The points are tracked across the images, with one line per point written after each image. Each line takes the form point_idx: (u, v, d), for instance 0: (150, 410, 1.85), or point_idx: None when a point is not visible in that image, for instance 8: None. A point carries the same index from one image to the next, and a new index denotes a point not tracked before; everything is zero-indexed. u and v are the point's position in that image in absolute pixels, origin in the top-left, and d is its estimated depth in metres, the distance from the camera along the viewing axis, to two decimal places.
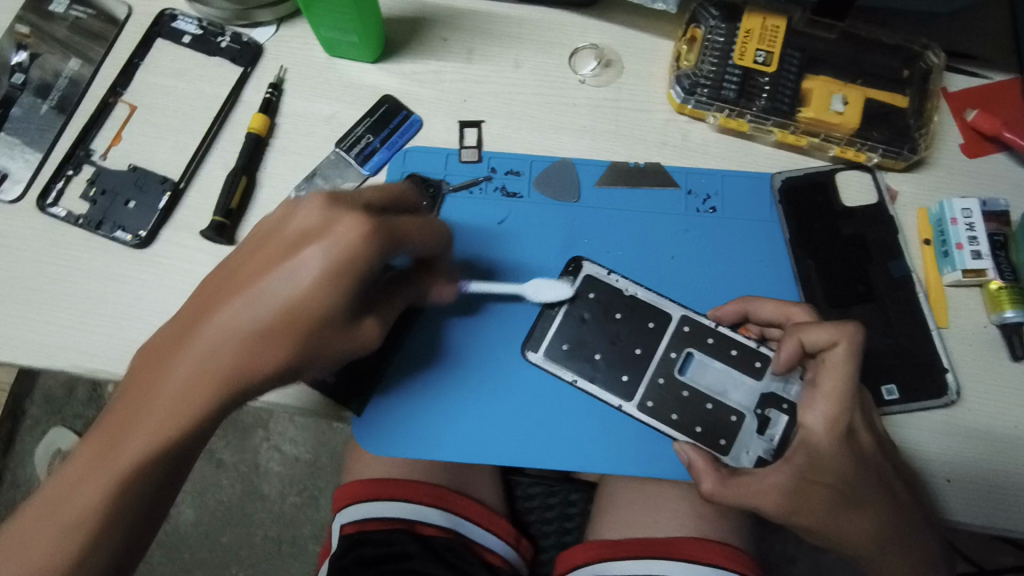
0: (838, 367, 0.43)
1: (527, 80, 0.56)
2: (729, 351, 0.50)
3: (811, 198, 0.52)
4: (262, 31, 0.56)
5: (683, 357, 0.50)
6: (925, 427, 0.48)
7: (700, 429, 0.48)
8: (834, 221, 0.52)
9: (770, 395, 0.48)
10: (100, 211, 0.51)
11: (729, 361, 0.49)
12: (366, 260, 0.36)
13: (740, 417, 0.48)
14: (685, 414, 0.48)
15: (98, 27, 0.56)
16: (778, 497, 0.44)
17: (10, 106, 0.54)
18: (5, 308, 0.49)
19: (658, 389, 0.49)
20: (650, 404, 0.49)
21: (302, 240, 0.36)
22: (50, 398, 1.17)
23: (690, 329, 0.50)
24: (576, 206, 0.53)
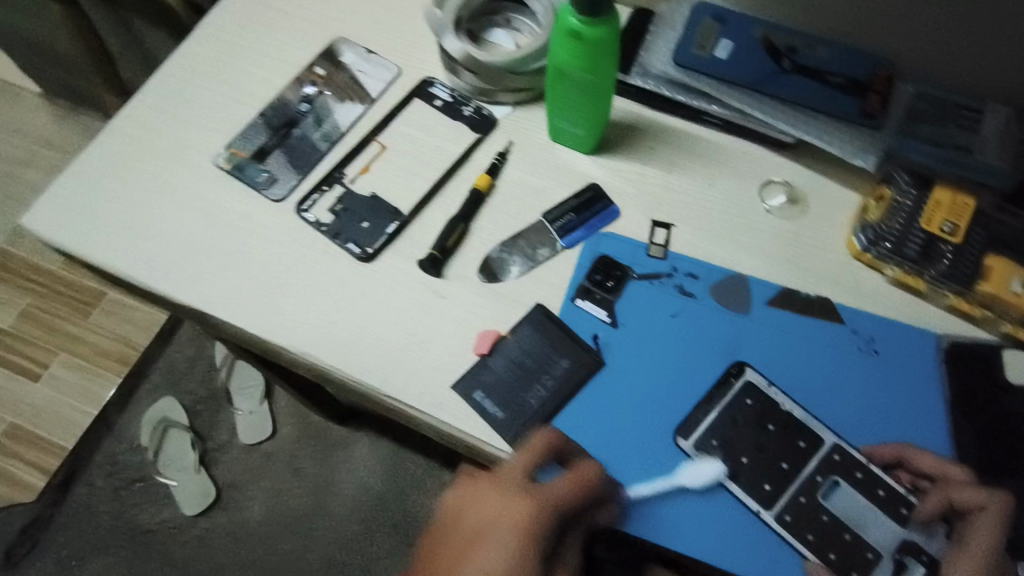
0: (987, 529, 0.48)
1: (719, 198, 0.62)
2: (875, 490, 0.51)
3: (974, 367, 0.55)
4: (501, 109, 0.66)
5: (831, 485, 0.51)
6: None
7: (834, 556, 0.49)
8: (997, 395, 0.54)
9: (910, 543, 0.50)
10: (339, 225, 0.61)
11: (875, 500, 0.51)
12: (529, 546, 0.47)
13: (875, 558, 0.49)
14: (822, 538, 0.50)
15: (374, 80, 0.68)
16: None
17: (293, 125, 0.65)
18: (246, 284, 0.58)
19: (797, 506, 0.51)
20: (787, 518, 0.50)
21: (503, 514, 0.48)
22: (171, 369, 1.34)
23: (839, 458, 0.52)
24: (746, 318, 0.58)
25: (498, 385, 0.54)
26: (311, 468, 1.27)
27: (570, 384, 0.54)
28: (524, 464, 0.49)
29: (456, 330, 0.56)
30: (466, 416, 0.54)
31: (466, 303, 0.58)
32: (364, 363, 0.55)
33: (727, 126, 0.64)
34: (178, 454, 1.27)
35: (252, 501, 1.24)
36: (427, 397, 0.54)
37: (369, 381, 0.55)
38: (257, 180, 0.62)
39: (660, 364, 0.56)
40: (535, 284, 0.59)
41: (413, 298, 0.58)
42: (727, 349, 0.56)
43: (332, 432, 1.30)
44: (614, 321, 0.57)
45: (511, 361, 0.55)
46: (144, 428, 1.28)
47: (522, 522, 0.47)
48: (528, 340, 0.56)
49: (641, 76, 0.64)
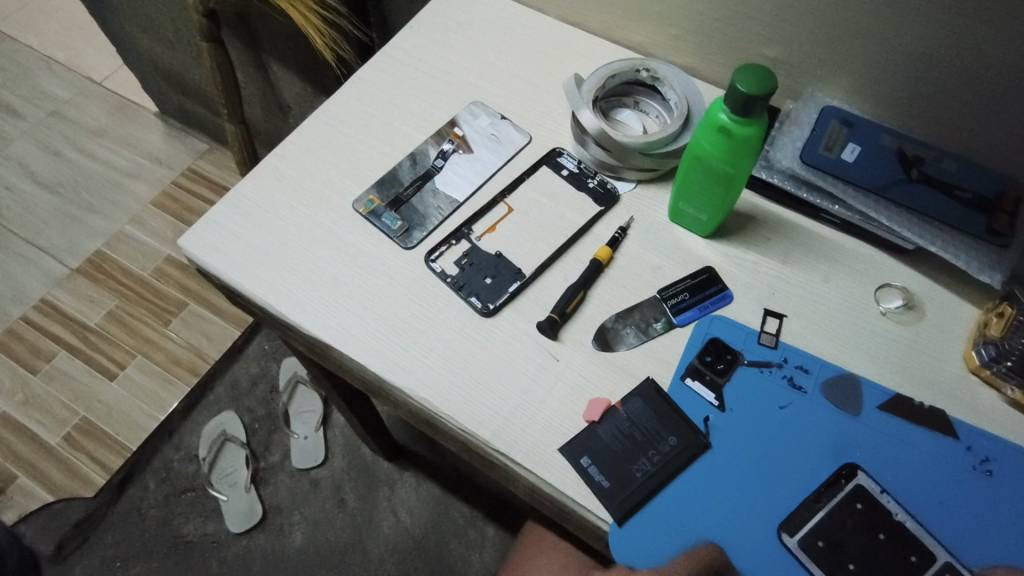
0: None
1: (832, 295, 0.63)
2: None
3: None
4: (624, 184, 0.70)
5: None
6: None
7: None
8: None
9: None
10: (464, 278, 0.63)
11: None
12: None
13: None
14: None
15: (506, 145, 0.72)
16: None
17: (428, 179, 0.70)
18: (371, 324, 0.61)
19: None
20: None
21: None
22: (235, 384, 1.38)
23: None
24: (856, 419, 0.57)
25: (605, 455, 0.55)
26: (354, 502, 1.28)
27: (677, 463, 0.54)
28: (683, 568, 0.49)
29: (568, 393, 0.58)
30: (571, 481, 0.54)
31: (580, 369, 0.59)
32: (477, 414, 0.57)
33: (844, 226, 0.66)
34: (230, 469, 1.29)
35: (296, 527, 1.26)
36: (533, 456, 0.56)
37: (480, 432, 0.57)
38: (391, 227, 0.66)
39: (767, 454, 0.55)
40: (647, 357, 0.60)
41: (529, 356, 0.60)
42: (836, 449, 0.56)
43: (381, 468, 1.31)
44: (722, 405, 0.57)
45: (618, 431, 0.56)
46: (202, 439, 1.32)
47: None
48: (637, 413, 0.57)
49: (766, 169, 0.67)
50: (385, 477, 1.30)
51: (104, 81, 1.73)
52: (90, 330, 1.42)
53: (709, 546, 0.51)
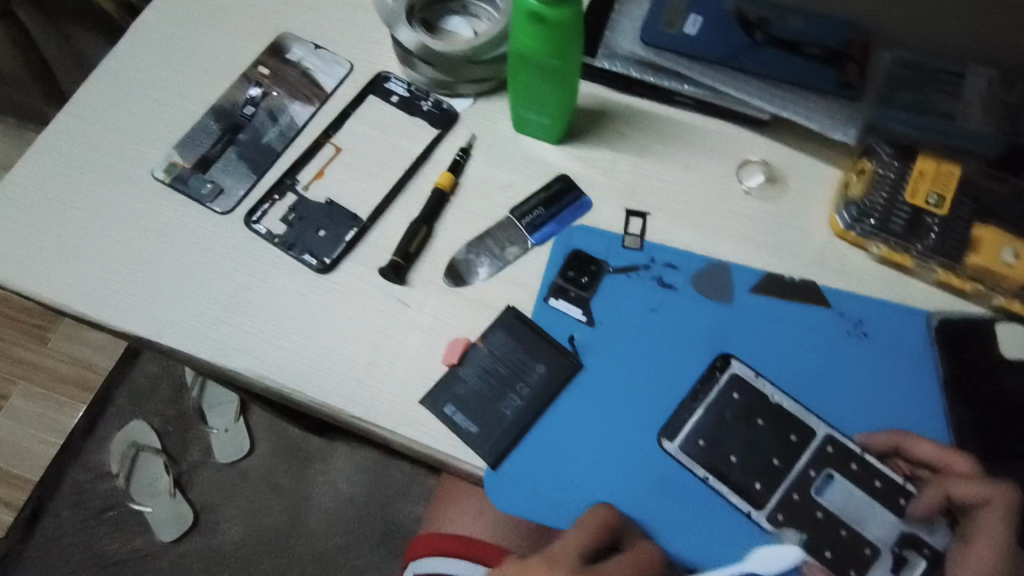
0: (989, 525, 0.46)
1: (694, 182, 0.59)
2: (873, 482, 0.48)
3: (968, 343, 0.52)
4: (461, 101, 0.62)
5: (830, 482, 0.49)
6: None
7: (829, 553, 0.47)
8: (994, 374, 0.51)
9: (911, 536, 0.47)
10: (294, 235, 0.56)
11: (873, 492, 0.48)
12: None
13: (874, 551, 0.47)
14: (817, 536, 0.48)
15: (325, 78, 0.62)
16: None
17: (238, 131, 0.60)
18: (196, 307, 0.54)
19: (791, 504, 0.48)
20: (779, 518, 0.48)
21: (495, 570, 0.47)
22: (135, 391, 1.25)
23: (833, 450, 0.49)
24: (729, 308, 0.54)
25: (470, 398, 0.51)
26: (289, 484, 1.19)
27: (547, 390, 0.51)
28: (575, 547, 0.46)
29: (423, 341, 0.53)
30: (437, 433, 0.51)
31: (434, 312, 0.54)
32: (327, 383, 0.52)
33: (700, 105, 0.61)
34: (149, 478, 1.19)
35: (229, 523, 1.17)
36: (396, 415, 0.51)
37: (333, 401, 0.52)
38: (202, 191, 0.58)
39: (640, 363, 0.52)
40: (507, 286, 0.55)
41: (377, 310, 0.54)
42: (710, 342, 0.53)
43: (309, 443, 1.22)
44: (589, 320, 0.54)
45: (482, 371, 0.52)
46: (112, 453, 1.20)
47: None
48: (500, 346, 0.53)
49: (608, 58, 0.61)
50: (316, 451, 1.22)
51: None
52: None
53: (599, 507, 0.47)
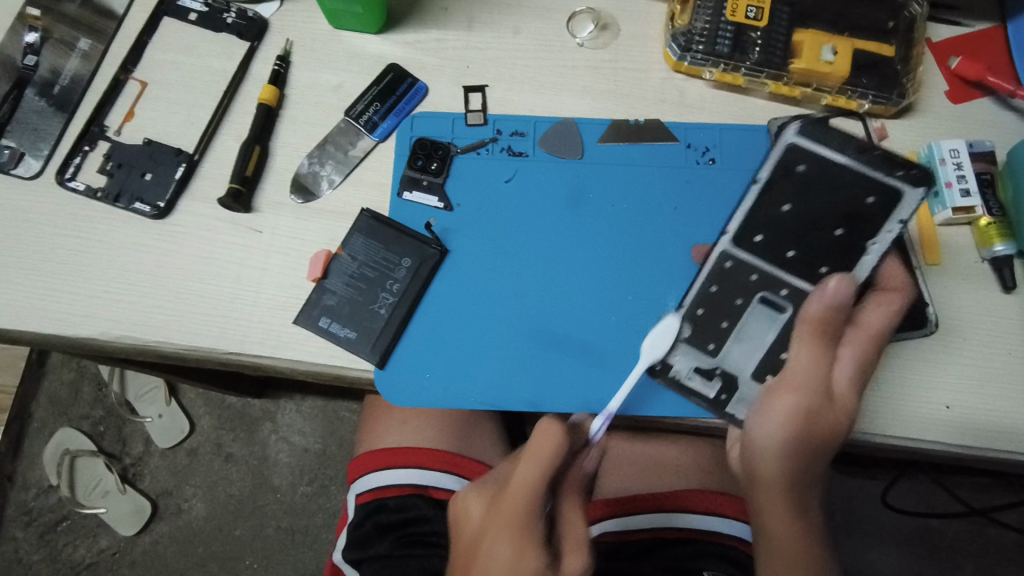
0: (897, 278, 0.48)
1: (526, 45, 0.58)
2: (778, 292, 0.48)
3: (892, 156, 0.45)
4: (267, 6, 0.57)
5: (749, 301, 0.49)
6: (910, 357, 0.50)
7: (712, 345, 0.49)
8: (889, 196, 0.45)
9: (767, 364, 0.48)
10: (118, 184, 0.53)
11: (784, 264, 0.48)
12: (533, 519, 0.42)
13: (715, 356, 0.49)
14: (698, 331, 0.49)
15: (107, 9, 0.57)
16: (800, 387, 0.45)
17: (25, 87, 0.55)
18: (32, 281, 0.51)
19: (707, 297, 0.49)
20: (686, 335, 0.49)
21: (493, 517, 0.43)
22: (54, 399, 1.19)
23: (757, 278, 0.49)
24: (582, 162, 0.55)
25: (342, 306, 0.51)
26: (241, 450, 1.18)
27: (417, 281, 0.51)
28: (530, 466, 0.43)
29: (282, 262, 0.52)
30: (319, 347, 0.50)
31: (287, 231, 0.52)
32: (194, 327, 0.50)
33: None
34: (94, 480, 1.16)
35: (193, 500, 1.16)
36: (270, 342, 0.50)
37: (204, 342, 0.50)
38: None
39: (503, 232, 0.53)
40: (356, 189, 0.54)
41: (228, 242, 0.52)
42: (574, 198, 0.54)
43: (252, 406, 1.20)
44: (448, 204, 0.53)
45: (349, 277, 0.51)
46: (47, 466, 1.16)
47: (528, 485, 0.43)
48: (362, 249, 0.52)
49: None
50: (262, 412, 1.20)
51: None
52: None
53: (545, 420, 0.45)
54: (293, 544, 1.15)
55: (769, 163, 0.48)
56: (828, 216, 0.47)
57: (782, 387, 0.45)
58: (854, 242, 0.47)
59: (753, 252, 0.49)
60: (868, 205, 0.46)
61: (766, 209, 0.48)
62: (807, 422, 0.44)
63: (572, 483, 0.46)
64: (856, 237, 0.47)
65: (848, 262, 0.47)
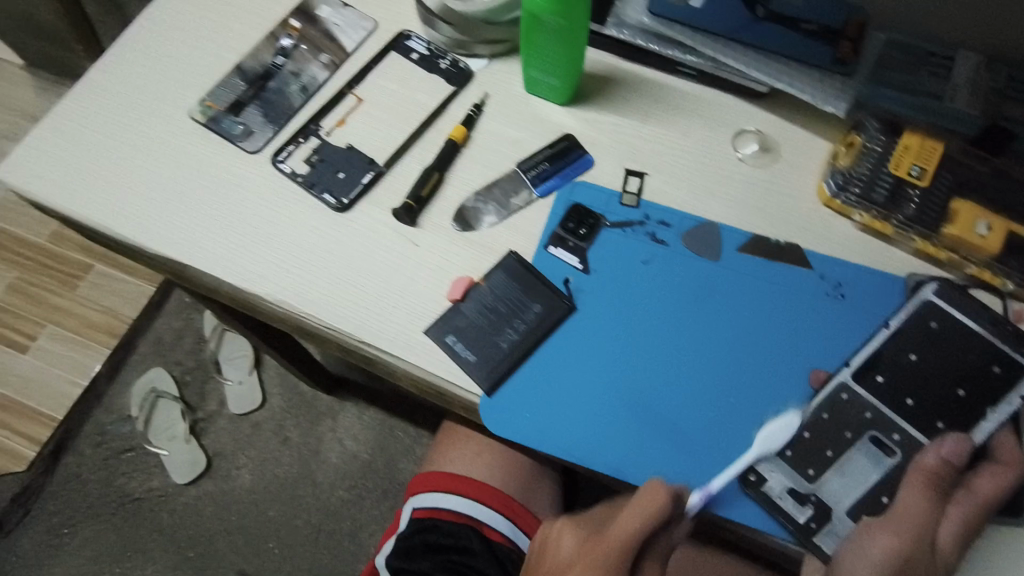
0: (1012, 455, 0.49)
1: (692, 148, 0.63)
2: (889, 434, 0.50)
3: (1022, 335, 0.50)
4: (477, 62, 0.66)
5: (859, 437, 0.50)
6: (1009, 546, 0.49)
7: (812, 471, 0.50)
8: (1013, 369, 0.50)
9: (866, 504, 0.49)
10: (315, 175, 0.61)
11: (902, 410, 0.51)
12: (621, 565, 0.47)
13: (811, 481, 0.50)
14: (800, 453, 0.51)
15: (350, 35, 0.67)
16: (904, 532, 0.46)
17: (268, 80, 0.66)
18: (223, 234, 0.59)
19: (818, 422, 0.51)
20: (788, 454, 0.51)
21: (580, 558, 0.49)
22: (159, 341, 1.31)
23: (871, 416, 0.51)
24: (717, 264, 0.58)
25: (471, 329, 0.56)
26: (298, 437, 1.26)
27: (541, 328, 0.55)
28: (632, 519, 0.47)
29: (430, 277, 0.58)
30: (440, 360, 0.55)
31: (442, 252, 0.58)
32: (340, 310, 0.57)
33: (702, 77, 0.65)
34: (167, 424, 1.25)
35: (242, 469, 1.24)
36: (400, 342, 0.56)
37: (344, 327, 0.56)
38: (233, 132, 0.63)
39: (631, 307, 0.56)
40: (509, 231, 0.59)
41: (390, 247, 0.59)
42: (720, 294, 0.57)
43: (320, 400, 1.28)
44: (586, 267, 0.58)
45: (483, 307, 0.57)
46: (133, 398, 1.27)
47: (625, 540, 0.47)
48: (501, 286, 0.57)
49: (616, 26, 0.64)
50: (326, 409, 1.27)
51: None
52: None
53: (652, 484, 0.48)
54: (316, 542, 1.20)
55: (902, 313, 0.52)
56: (950, 376, 0.50)
57: (885, 527, 0.46)
58: (976, 406, 0.50)
59: (873, 390, 0.51)
60: (993, 373, 0.50)
61: (894, 354, 0.51)
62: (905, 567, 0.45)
63: (658, 550, 0.50)
64: (978, 400, 0.50)
65: (966, 423, 0.50)
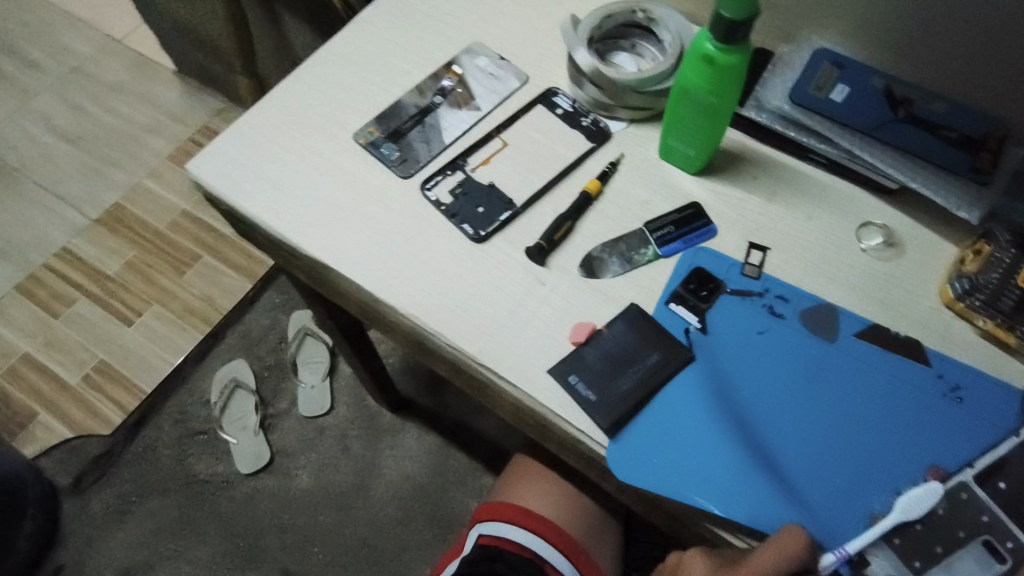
0: None
1: (815, 231, 0.65)
2: (1004, 541, 0.49)
3: None
4: (616, 123, 0.71)
5: (971, 537, 0.49)
6: None
7: (918, 563, 0.49)
8: None
9: None
10: (457, 206, 0.67)
11: (1021, 518, 0.49)
12: None
13: (915, 574, 0.49)
14: (909, 543, 0.50)
15: (503, 84, 0.74)
16: None
17: (426, 115, 0.72)
18: (368, 246, 0.65)
19: (934, 516, 0.50)
20: (896, 541, 0.50)
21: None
22: (247, 334, 1.40)
23: (988, 519, 0.49)
24: (834, 345, 0.59)
25: (594, 373, 0.58)
26: (359, 449, 1.30)
27: (657, 378, 0.58)
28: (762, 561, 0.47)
29: (553, 316, 0.61)
30: (554, 394, 0.58)
31: (564, 293, 0.62)
32: (463, 332, 0.61)
33: (831, 167, 0.67)
34: (240, 414, 1.32)
35: (301, 471, 1.28)
36: (518, 371, 0.59)
37: (465, 349, 0.60)
38: (389, 157, 0.69)
39: (749, 372, 0.58)
40: (629, 284, 0.63)
41: (517, 281, 0.63)
42: (837, 374, 0.58)
43: (382, 418, 1.32)
44: (705, 327, 0.60)
45: (605, 352, 0.59)
46: (213, 386, 1.34)
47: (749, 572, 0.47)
48: (621, 335, 0.60)
49: (755, 109, 0.69)
50: (388, 426, 1.32)
51: (125, 39, 1.75)
52: (108, 278, 1.44)
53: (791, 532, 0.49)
54: (359, 555, 1.22)
55: None
56: None
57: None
58: None
59: (994, 495, 0.50)
60: None
61: (1017, 464, 0.51)
62: None
63: None
64: None
65: None
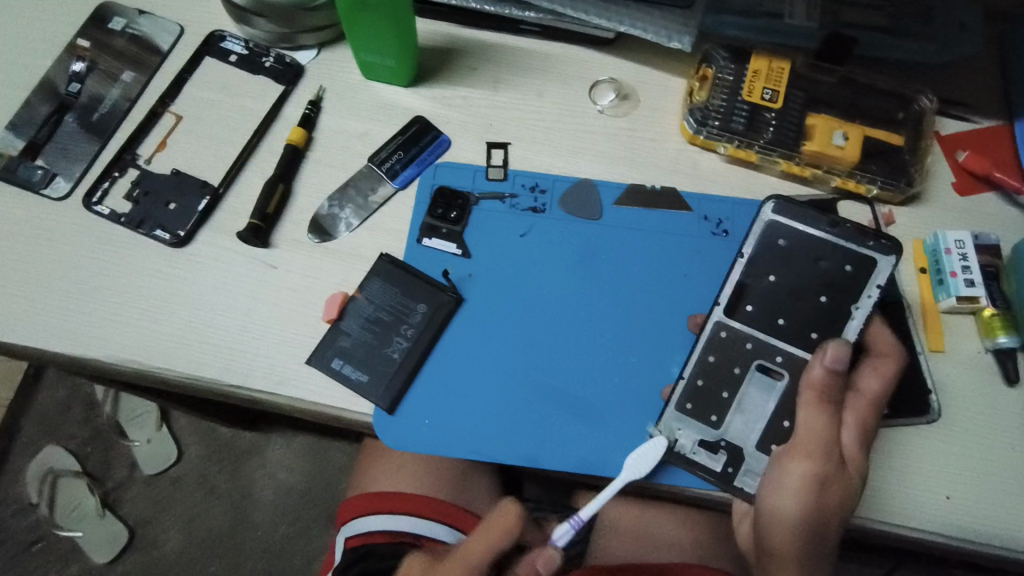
0: (888, 346, 0.49)
1: (549, 108, 0.60)
2: (773, 359, 0.50)
3: (863, 228, 0.50)
4: (305, 54, 0.60)
5: (746, 370, 0.50)
6: (913, 443, 0.50)
7: (715, 417, 0.50)
8: (862, 264, 0.50)
9: (771, 433, 0.49)
10: (141, 212, 0.54)
11: (775, 332, 0.51)
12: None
13: (716, 428, 0.49)
14: (699, 403, 0.50)
15: (151, 45, 0.60)
16: (815, 452, 0.46)
17: (65, 112, 0.57)
18: (46, 298, 0.52)
19: (707, 367, 0.50)
20: (688, 407, 0.50)
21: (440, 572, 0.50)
22: (43, 416, 1.07)
23: (752, 347, 0.50)
24: (598, 223, 0.56)
25: (357, 349, 0.51)
26: (226, 485, 1.06)
27: (430, 327, 0.52)
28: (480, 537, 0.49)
29: (295, 299, 0.52)
30: (323, 388, 0.50)
31: (301, 269, 0.53)
32: (197, 356, 0.51)
33: (546, 33, 0.62)
34: (73, 505, 1.02)
35: (167, 534, 1.03)
36: (277, 378, 0.51)
37: (207, 376, 0.50)
38: (34, 179, 0.55)
39: (512, 286, 0.54)
40: (373, 233, 0.55)
41: (243, 274, 0.53)
42: (599, 254, 0.55)
43: (239, 441, 1.08)
44: (465, 252, 0.54)
45: (364, 320, 0.52)
46: (26, 486, 1.03)
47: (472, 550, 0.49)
48: (378, 294, 0.53)
49: None
50: (249, 446, 1.08)
51: None
52: None
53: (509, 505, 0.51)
54: None
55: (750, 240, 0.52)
56: (811, 285, 0.51)
57: (795, 454, 0.46)
58: (840, 307, 0.50)
59: (744, 321, 0.51)
60: (846, 272, 0.50)
61: (756, 280, 0.51)
62: (821, 489, 0.46)
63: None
64: (841, 301, 0.50)
65: (837, 328, 0.50)
